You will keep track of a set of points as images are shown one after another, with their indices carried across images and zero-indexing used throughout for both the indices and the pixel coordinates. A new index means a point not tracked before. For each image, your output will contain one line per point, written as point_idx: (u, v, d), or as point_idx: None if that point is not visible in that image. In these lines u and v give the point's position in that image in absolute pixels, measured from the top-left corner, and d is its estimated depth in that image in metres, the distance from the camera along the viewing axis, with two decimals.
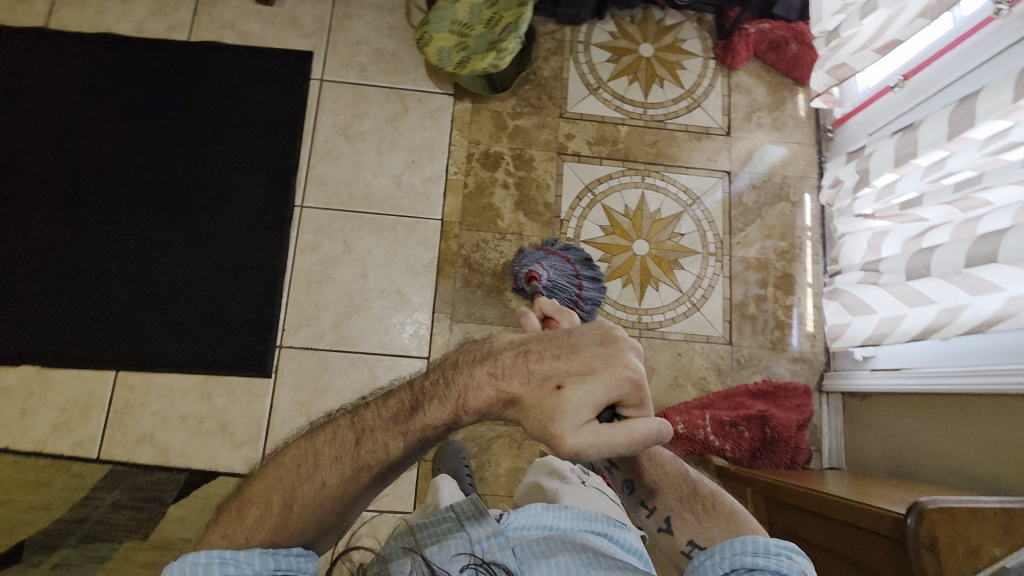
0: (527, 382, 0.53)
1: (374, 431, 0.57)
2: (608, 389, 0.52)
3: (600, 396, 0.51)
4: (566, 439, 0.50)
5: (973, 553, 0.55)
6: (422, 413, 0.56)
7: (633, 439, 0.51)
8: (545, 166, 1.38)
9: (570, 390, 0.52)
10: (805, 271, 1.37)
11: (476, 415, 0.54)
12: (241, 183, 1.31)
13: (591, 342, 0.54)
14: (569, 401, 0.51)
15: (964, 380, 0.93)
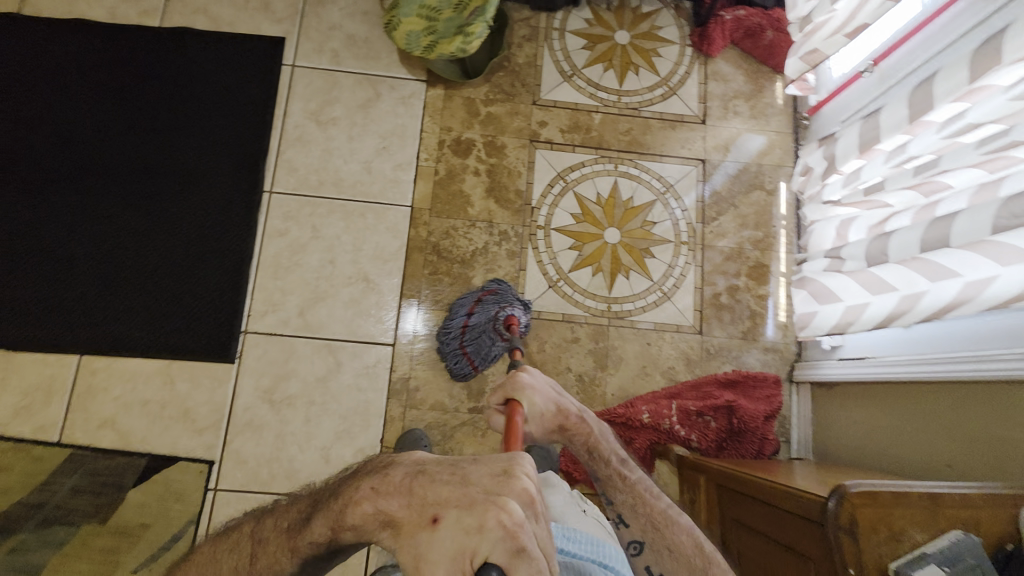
0: (408, 506, 0.49)
1: (272, 544, 0.57)
2: (482, 539, 0.43)
3: (466, 541, 0.44)
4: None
5: (895, 537, 0.55)
6: (311, 529, 0.56)
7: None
8: (517, 153, 1.36)
9: (445, 525, 0.45)
10: (778, 260, 1.35)
11: (355, 533, 0.52)
12: (210, 168, 1.30)
13: (484, 472, 0.49)
14: (440, 539, 0.45)
15: (923, 369, 0.92)
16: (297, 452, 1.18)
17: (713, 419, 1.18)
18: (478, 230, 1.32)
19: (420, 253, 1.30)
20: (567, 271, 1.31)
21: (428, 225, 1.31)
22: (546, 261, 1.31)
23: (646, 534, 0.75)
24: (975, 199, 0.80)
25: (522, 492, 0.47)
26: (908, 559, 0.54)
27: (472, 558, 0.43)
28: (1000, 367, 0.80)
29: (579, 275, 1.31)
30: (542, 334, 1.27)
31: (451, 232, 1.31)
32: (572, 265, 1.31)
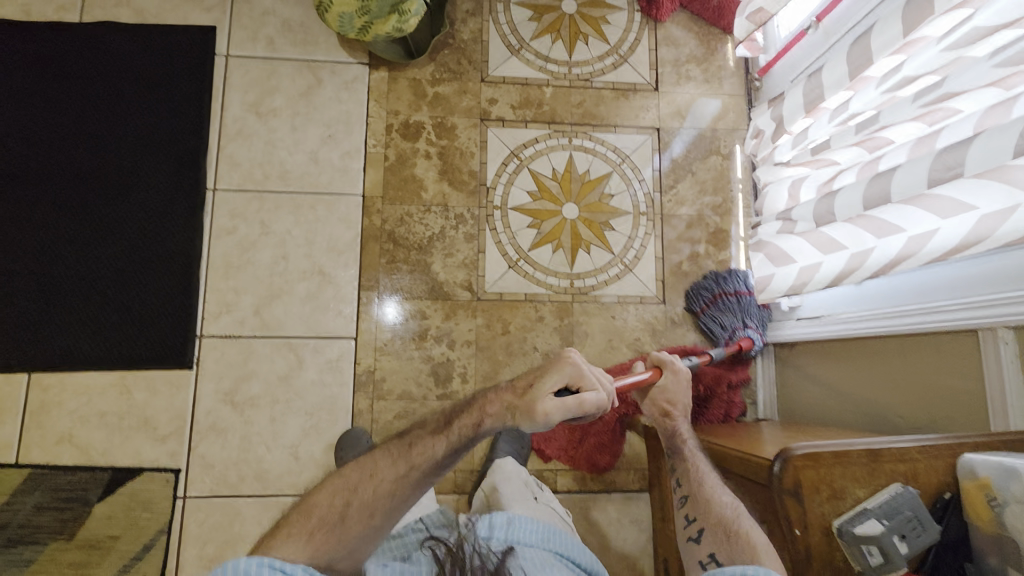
0: (511, 390, 0.72)
1: (421, 437, 0.69)
2: (556, 372, 0.72)
3: (557, 381, 0.71)
4: (538, 406, 0.68)
5: (836, 495, 0.56)
6: (457, 422, 0.70)
7: (584, 401, 0.69)
8: (468, 133, 1.33)
9: (542, 382, 0.71)
10: (737, 225, 1.35)
11: (497, 417, 0.69)
12: (149, 169, 1.25)
13: (554, 354, 0.75)
14: (540, 385, 0.71)
15: (873, 323, 0.93)
16: (264, 452, 1.17)
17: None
18: (434, 215, 1.29)
19: (376, 242, 1.27)
20: (528, 250, 1.30)
21: (382, 213, 1.28)
22: (505, 241, 1.30)
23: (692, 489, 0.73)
24: (914, 153, 0.81)
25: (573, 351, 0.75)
26: (850, 516, 0.55)
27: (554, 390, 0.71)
28: (944, 318, 0.81)
29: (540, 253, 1.30)
30: (505, 316, 1.27)
31: (406, 219, 1.28)
32: (531, 243, 1.30)
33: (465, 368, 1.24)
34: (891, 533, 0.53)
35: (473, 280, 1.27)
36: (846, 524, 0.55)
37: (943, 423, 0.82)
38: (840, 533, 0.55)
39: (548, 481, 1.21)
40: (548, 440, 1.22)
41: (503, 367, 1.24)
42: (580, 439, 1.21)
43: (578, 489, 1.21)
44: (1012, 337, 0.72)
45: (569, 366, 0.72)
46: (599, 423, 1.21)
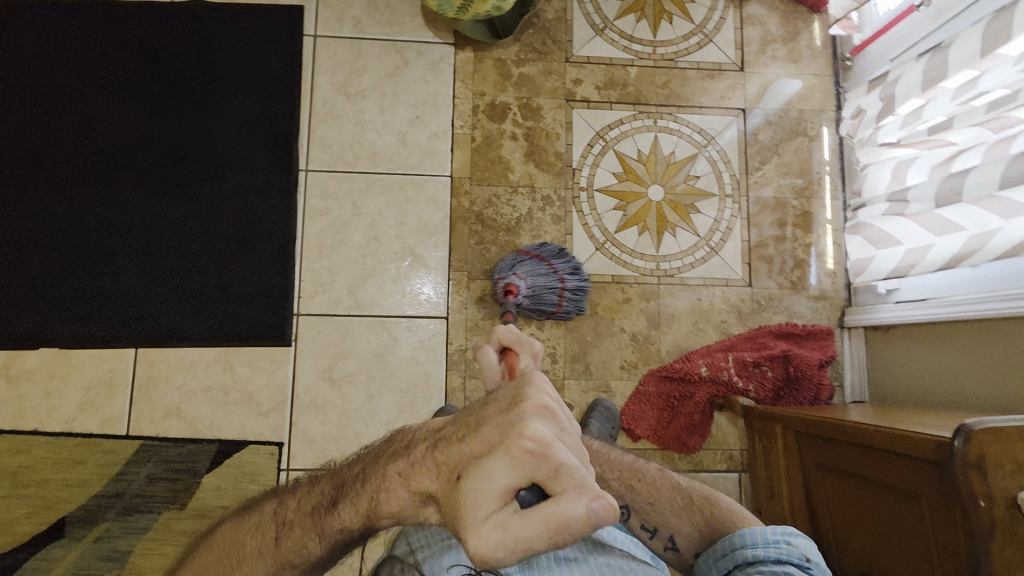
0: (436, 478, 0.43)
1: (291, 528, 0.55)
2: (500, 462, 0.38)
3: (501, 479, 0.37)
4: (466, 543, 0.37)
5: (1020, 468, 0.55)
6: (340, 510, 0.52)
7: (550, 520, 0.35)
8: (554, 114, 1.33)
9: (469, 478, 0.39)
10: (824, 207, 1.34)
11: (396, 513, 0.46)
12: (243, 150, 1.27)
13: (494, 408, 0.42)
14: (468, 493, 0.38)
15: (997, 305, 0.92)
16: (362, 427, 1.20)
17: (769, 368, 1.21)
18: (521, 196, 1.30)
19: (465, 223, 1.28)
20: (614, 232, 1.30)
21: (470, 194, 1.29)
22: (592, 223, 1.30)
23: (631, 497, 0.86)
24: None
25: (539, 403, 0.41)
26: None
27: (506, 494, 0.37)
28: None
29: (626, 236, 1.30)
30: (593, 297, 1.28)
31: (494, 200, 1.29)
32: (618, 226, 1.30)
33: (554, 348, 1.25)
34: None
35: None
36: None
37: None
38: None
39: None
40: (637, 420, 1.22)
41: (591, 348, 1.26)
42: (669, 419, 1.22)
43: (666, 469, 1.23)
44: None
45: (513, 455, 0.37)
46: (689, 404, 1.22)
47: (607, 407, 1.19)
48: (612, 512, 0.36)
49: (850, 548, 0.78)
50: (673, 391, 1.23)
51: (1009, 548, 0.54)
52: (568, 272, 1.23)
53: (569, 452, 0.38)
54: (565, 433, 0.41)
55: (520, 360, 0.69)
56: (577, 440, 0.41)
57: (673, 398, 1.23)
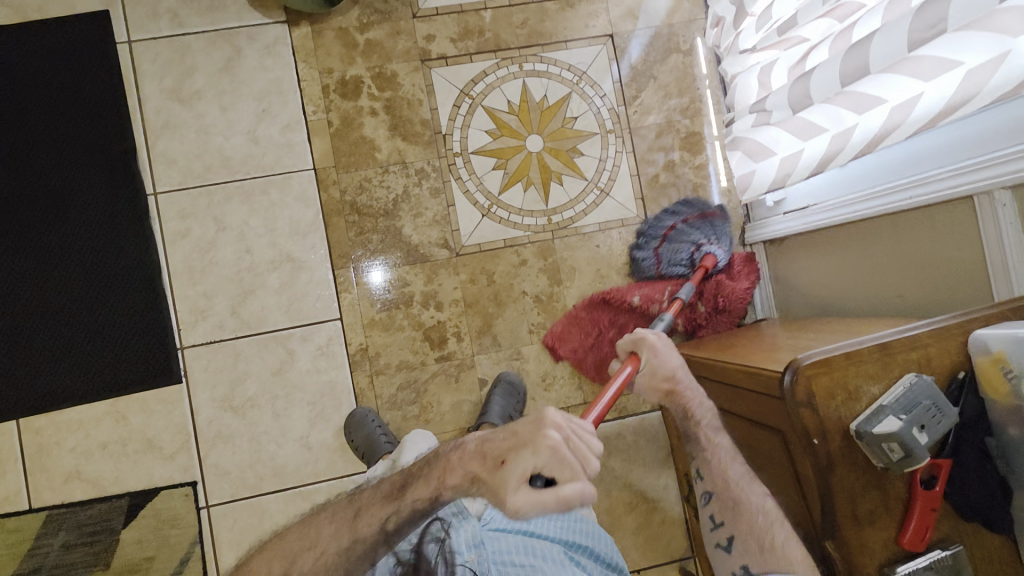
0: (482, 461, 0.67)
1: (369, 506, 0.70)
2: (535, 456, 0.64)
3: (534, 464, 0.65)
4: (509, 500, 0.64)
5: (852, 397, 0.55)
6: (413, 491, 0.69)
7: (561, 496, 0.63)
8: (411, 79, 1.23)
9: (514, 460, 0.65)
10: (709, 124, 1.29)
11: (458, 489, 0.67)
12: (79, 184, 1.15)
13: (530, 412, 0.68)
14: (512, 469, 0.65)
15: (865, 205, 0.89)
16: (276, 448, 1.16)
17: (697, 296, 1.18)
18: (394, 175, 1.22)
19: (339, 216, 1.20)
20: (498, 194, 1.23)
21: (339, 183, 1.21)
22: (473, 189, 1.23)
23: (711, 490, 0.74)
24: (890, 16, 0.75)
25: (554, 413, 0.66)
26: (866, 416, 0.54)
27: (527, 475, 0.65)
28: (938, 188, 0.77)
29: (511, 195, 1.24)
30: (489, 266, 1.22)
31: (366, 184, 1.21)
32: (501, 186, 1.24)
33: (458, 327, 1.21)
34: (910, 427, 0.51)
35: (448, 236, 1.22)
36: (864, 425, 0.53)
37: (943, 297, 0.80)
38: (858, 434, 0.54)
39: None
40: (562, 340, 1.21)
41: (496, 318, 1.22)
42: (594, 344, 1.20)
43: None
44: (1010, 198, 0.69)
45: (542, 449, 0.64)
46: (615, 330, 1.20)
47: (509, 380, 1.18)
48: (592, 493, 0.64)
49: None
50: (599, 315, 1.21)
51: (848, 479, 0.55)
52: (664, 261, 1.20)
53: (576, 454, 0.65)
54: (570, 439, 0.65)
55: (643, 360, 0.82)
56: (580, 442, 0.66)
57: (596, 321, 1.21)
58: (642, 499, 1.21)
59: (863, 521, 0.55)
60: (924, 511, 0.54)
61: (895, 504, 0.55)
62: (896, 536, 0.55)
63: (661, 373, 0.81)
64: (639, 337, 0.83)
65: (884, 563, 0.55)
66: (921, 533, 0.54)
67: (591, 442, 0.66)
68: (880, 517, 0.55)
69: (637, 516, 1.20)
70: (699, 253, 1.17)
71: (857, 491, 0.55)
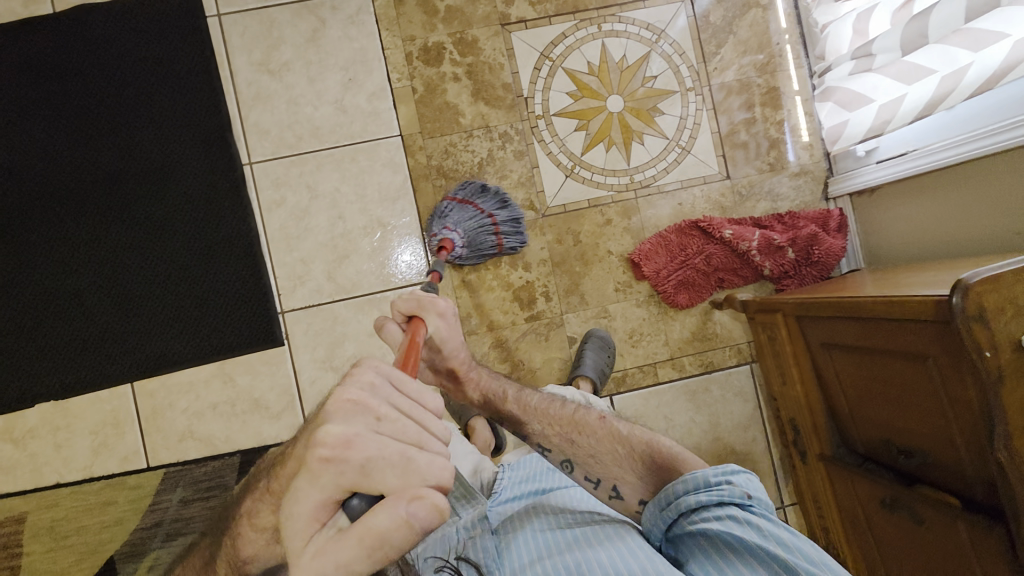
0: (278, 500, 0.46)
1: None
2: (315, 479, 0.39)
3: (317, 496, 0.39)
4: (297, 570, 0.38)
5: (1020, 311, 0.55)
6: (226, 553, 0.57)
7: (365, 533, 0.37)
8: (492, 43, 1.24)
9: (292, 500, 0.40)
10: (790, 79, 1.28)
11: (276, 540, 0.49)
12: (179, 156, 1.19)
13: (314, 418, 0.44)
14: (289, 509, 0.40)
15: (978, 144, 0.89)
16: None
17: (792, 247, 1.20)
18: (478, 139, 1.24)
19: (427, 180, 1.23)
20: (580, 155, 1.25)
21: (425, 149, 1.23)
22: (556, 151, 1.25)
23: (573, 452, 0.83)
24: None
25: (353, 391, 0.43)
26: None
27: (326, 513, 0.39)
28: None
29: (593, 156, 1.25)
30: (573, 227, 1.24)
31: (451, 149, 1.23)
32: (583, 147, 1.25)
33: (546, 286, 1.23)
34: None
35: (533, 198, 1.24)
36: None
37: None
38: None
39: (649, 374, 1.24)
40: (647, 259, 1.23)
41: (582, 278, 1.24)
42: (679, 267, 1.22)
43: (678, 376, 1.25)
44: None
45: (312, 468, 0.39)
46: (702, 259, 1.22)
47: (600, 337, 1.20)
48: (428, 506, 0.37)
49: (866, 414, 0.80)
50: (693, 247, 1.23)
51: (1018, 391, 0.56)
52: (498, 208, 1.18)
53: (378, 444, 0.40)
54: (381, 426, 0.42)
55: (429, 323, 0.75)
56: (402, 426, 0.43)
57: (688, 251, 1.23)
58: (731, 451, 1.25)
59: None
60: None
61: None
62: None
63: (445, 332, 0.77)
64: (422, 301, 0.74)
65: None
66: None
67: (425, 429, 0.44)
68: None
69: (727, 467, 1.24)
70: (434, 236, 1.14)
71: None
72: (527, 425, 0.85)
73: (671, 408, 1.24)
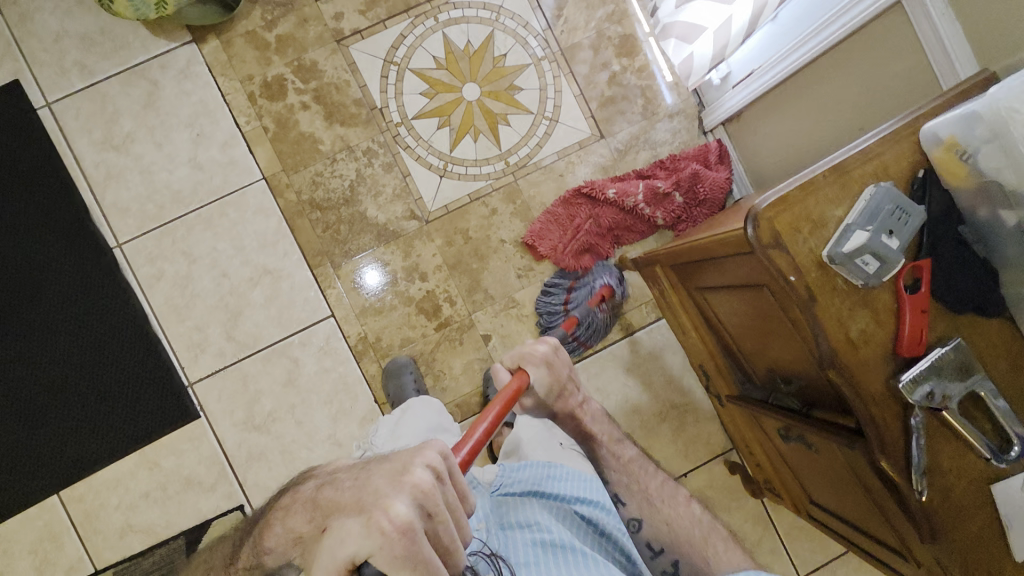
0: (312, 519, 0.56)
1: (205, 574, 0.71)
2: (366, 539, 0.47)
3: (351, 547, 0.47)
4: None
5: (818, 225, 0.54)
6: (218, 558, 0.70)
7: None
8: (332, 62, 1.21)
9: (335, 532, 0.49)
10: (639, 23, 1.26)
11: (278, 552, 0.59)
12: (44, 256, 1.14)
13: (387, 470, 0.53)
14: (329, 544, 0.49)
15: (808, 48, 0.87)
16: (308, 453, 1.17)
17: (681, 195, 1.17)
18: (343, 162, 1.21)
19: (302, 216, 1.20)
20: (450, 153, 1.23)
21: (293, 186, 1.20)
22: (424, 154, 1.23)
23: (647, 513, 0.83)
24: None
25: (420, 477, 0.50)
26: (837, 239, 0.53)
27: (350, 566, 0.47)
28: (870, 4, 0.74)
29: (463, 150, 1.23)
30: (461, 226, 1.22)
31: (319, 179, 1.20)
32: (450, 143, 1.23)
33: (448, 291, 1.21)
34: (878, 234, 0.51)
35: (413, 207, 1.22)
36: (835, 250, 0.53)
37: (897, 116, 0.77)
38: (831, 259, 0.53)
39: None
40: (540, 238, 1.21)
41: (482, 273, 1.22)
42: (573, 237, 1.20)
43: (602, 344, 1.24)
44: None
45: (370, 527, 0.47)
46: (593, 223, 1.20)
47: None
48: None
49: (751, 347, 0.79)
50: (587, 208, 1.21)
51: (833, 303, 0.54)
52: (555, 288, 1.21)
53: (421, 541, 0.47)
54: (429, 522, 0.49)
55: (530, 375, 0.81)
56: (443, 529, 0.50)
57: (585, 210, 1.21)
58: (670, 406, 1.24)
59: (857, 340, 0.54)
60: (915, 314, 0.53)
61: (886, 318, 0.54)
62: (894, 346, 0.55)
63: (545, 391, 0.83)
64: (525, 351, 0.82)
65: (889, 376, 0.55)
66: (916, 337, 0.53)
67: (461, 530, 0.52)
68: (873, 335, 0.54)
69: (670, 424, 1.24)
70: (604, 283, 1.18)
71: (845, 314, 0.54)
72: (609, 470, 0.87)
73: (603, 378, 1.23)
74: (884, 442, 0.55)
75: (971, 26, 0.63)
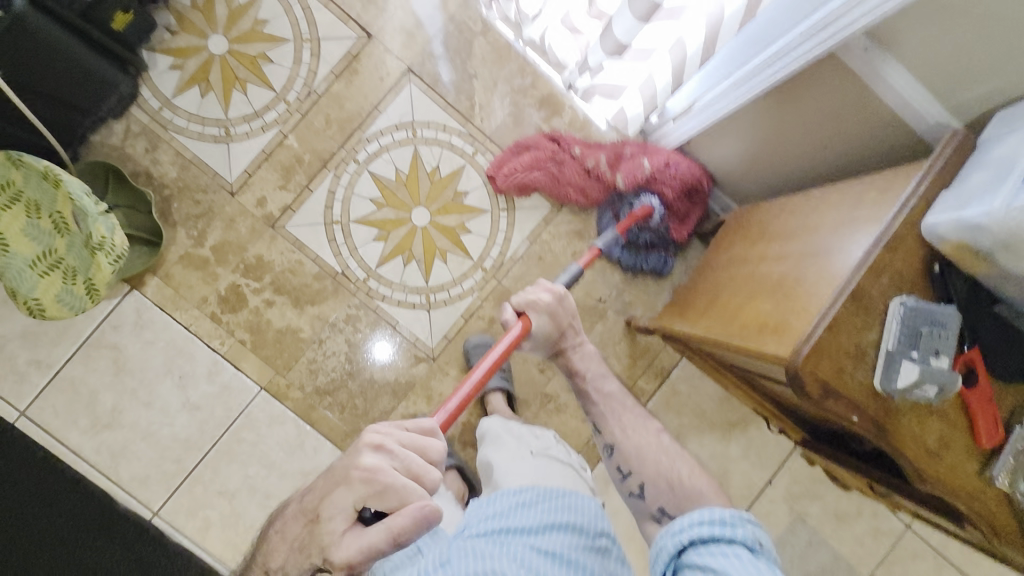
0: (305, 520, 0.57)
1: None
2: (355, 490, 0.54)
3: (348, 501, 0.54)
4: (336, 554, 0.52)
5: (861, 354, 0.53)
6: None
7: (393, 530, 0.51)
8: (276, 249, 1.16)
9: (328, 507, 0.55)
10: (552, 79, 1.22)
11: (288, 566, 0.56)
12: (91, 559, 1.10)
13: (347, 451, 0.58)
14: (330, 515, 0.54)
15: (745, 88, 0.85)
16: None
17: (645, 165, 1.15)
18: (331, 339, 1.17)
19: (316, 408, 1.16)
20: (426, 284, 1.19)
21: (294, 384, 1.16)
22: (403, 296, 1.19)
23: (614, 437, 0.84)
24: None
25: (373, 436, 0.56)
26: (884, 370, 0.52)
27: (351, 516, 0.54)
28: (801, 56, 0.73)
29: (438, 276, 1.20)
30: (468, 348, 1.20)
31: (316, 364, 1.17)
32: (423, 276, 1.19)
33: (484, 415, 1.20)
34: (927, 362, 0.50)
35: (416, 349, 1.19)
36: (887, 382, 0.52)
37: (864, 144, 0.78)
38: (887, 392, 0.52)
39: None
40: (501, 168, 1.19)
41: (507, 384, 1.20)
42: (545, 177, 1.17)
43: (647, 398, 1.24)
44: (869, 42, 0.67)
45: (356, 481, 0.54)
46: (558, 176, 1.17)
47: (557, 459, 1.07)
48: (435, 509, 0.52)
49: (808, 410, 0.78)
50: (565, 144, 1.18)
51: (901, 423, 0.53)
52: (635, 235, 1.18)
53: (395, 472, 0.54)
54: (394, 459, 0.55)
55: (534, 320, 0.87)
56: (408, 457, 0.56)
57: (557, 158, 1.17)
58: (730, 425, 1.26)
59: (936, 448, 0.53)
60: (983, 410, 0.53)
61: (955, 414, 0.54)
62: (972, 437, 0.54)
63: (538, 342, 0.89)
64: (529, 299, 0.87)
65: (981, 469, 0.54)
66: (992, 425, 0.53)
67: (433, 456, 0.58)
68: (949, 434, 0.54)
69: (737, 441, 1.25)
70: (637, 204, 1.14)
71: (917, 428, 0.53)
72: (591, 406, 0.87)
73: None
74: (994, 526, 0.54)
75: (920, 69, 0.64)
